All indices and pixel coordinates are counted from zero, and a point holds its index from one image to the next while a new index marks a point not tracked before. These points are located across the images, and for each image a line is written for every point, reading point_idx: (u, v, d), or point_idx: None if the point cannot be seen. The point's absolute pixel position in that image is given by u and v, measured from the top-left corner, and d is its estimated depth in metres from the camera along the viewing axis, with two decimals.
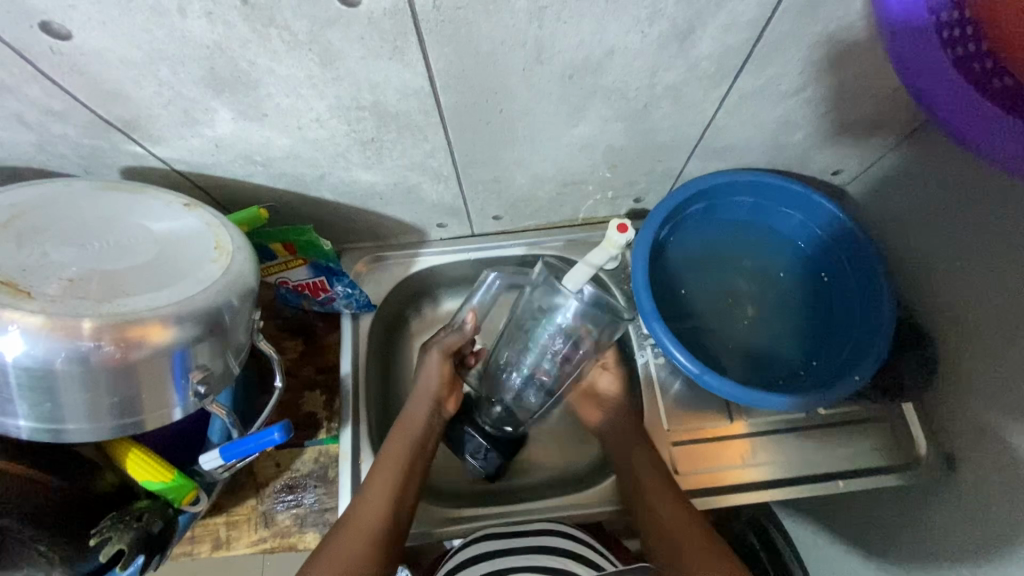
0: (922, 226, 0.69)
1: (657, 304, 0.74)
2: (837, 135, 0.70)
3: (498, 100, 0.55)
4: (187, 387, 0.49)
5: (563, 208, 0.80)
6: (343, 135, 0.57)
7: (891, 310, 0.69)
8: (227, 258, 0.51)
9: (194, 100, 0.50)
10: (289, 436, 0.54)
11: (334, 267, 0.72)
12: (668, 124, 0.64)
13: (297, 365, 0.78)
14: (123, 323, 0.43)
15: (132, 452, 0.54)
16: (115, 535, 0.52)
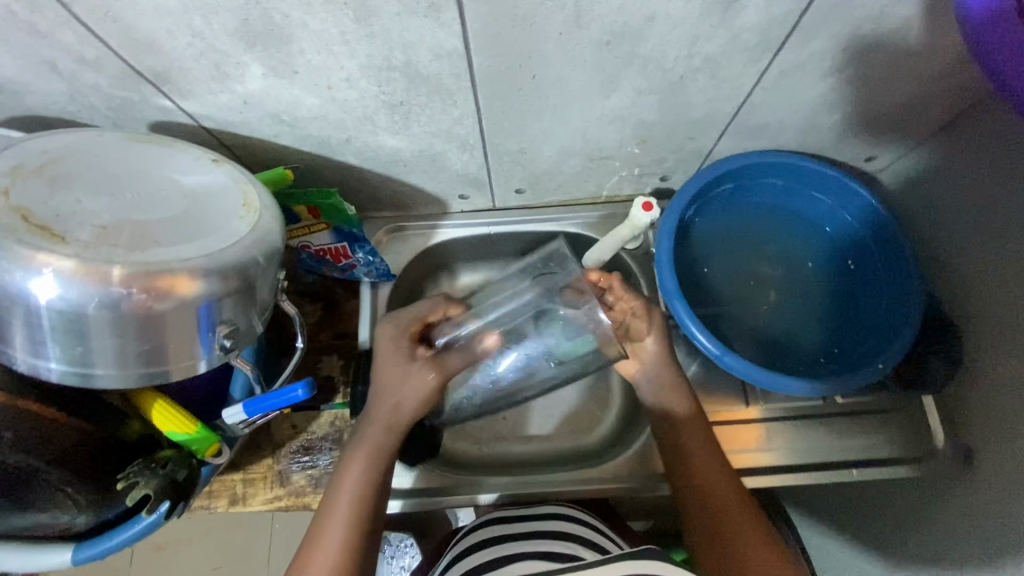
0: (957, 215, 0.68)
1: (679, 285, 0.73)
2: (875, 118, 0.68)
3: (532, 66, 0.54)
4: (213, 341, 0.49)
5: (587, 183, 0.79)
6: (372, 96, 0.56)
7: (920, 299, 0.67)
8: (254, 215, 0.51)
9: (226, 53, 0.50)
10: (311, 393, 0.54)
11: (357, 233, 0.71)
12: (703, 99, 0.62)
13: (316, 330, 0.79)
14: (154, 272, 0.44)
15: (157, 403, 0.55)
16: (142, 480, 0.54)
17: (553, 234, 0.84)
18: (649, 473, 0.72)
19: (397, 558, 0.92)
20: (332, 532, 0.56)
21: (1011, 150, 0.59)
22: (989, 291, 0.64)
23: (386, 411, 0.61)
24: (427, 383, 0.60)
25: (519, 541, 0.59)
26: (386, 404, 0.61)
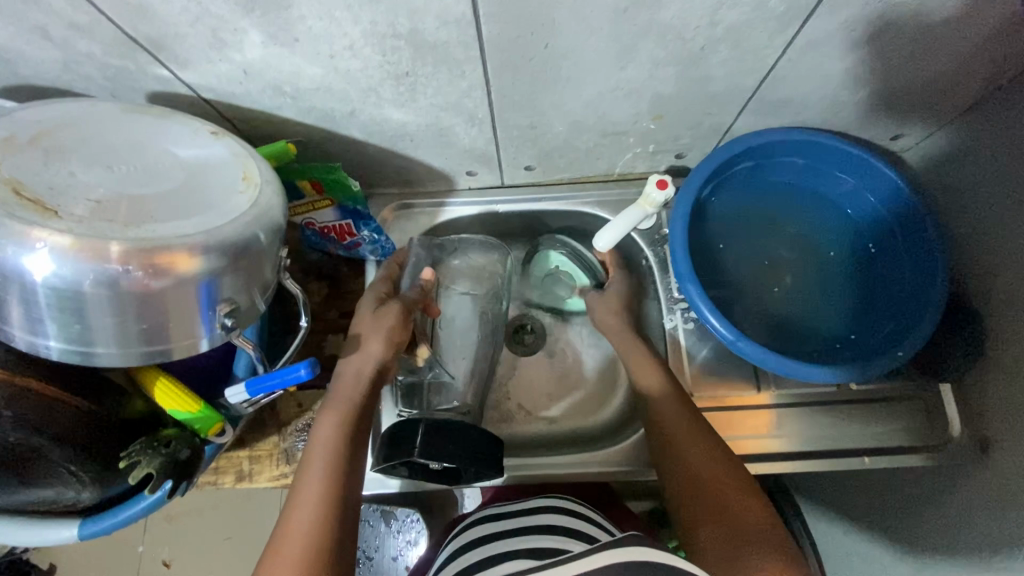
0: (987, 195, 0.65)
1: (693, 267, 0.71)
2: (905, 93, 0.65)
3: (544, 34, 0.51)
4: (214, 320, 0.48)
5: (599, 161, 0.76)
6: (376, 66, 0.54)
7: (945, 284, 0.64)
8: (255, 190, 0.49)
9: (224, 19, 0.48)
10: (315, 373, 0.53)
11: (361, 211, 0.70)
12: (724, 72, 0.59)
13: (321, 309, 0.78)
14: (152, 249, 0.43)
15: (159, 383, 0.54)
16: (144, 459, 0.54)
17: (563, 213, 0.82)
18: None
19: (402, 532, 0.92)
20: (305, 496, 0.53)
21: None
22: (1017, 277, 0.61)
23: (351, 375, 0.61)
24: (394, 322, 0.63)
25: (524, 538, 0.58)
26: (355, 360, 0.62)
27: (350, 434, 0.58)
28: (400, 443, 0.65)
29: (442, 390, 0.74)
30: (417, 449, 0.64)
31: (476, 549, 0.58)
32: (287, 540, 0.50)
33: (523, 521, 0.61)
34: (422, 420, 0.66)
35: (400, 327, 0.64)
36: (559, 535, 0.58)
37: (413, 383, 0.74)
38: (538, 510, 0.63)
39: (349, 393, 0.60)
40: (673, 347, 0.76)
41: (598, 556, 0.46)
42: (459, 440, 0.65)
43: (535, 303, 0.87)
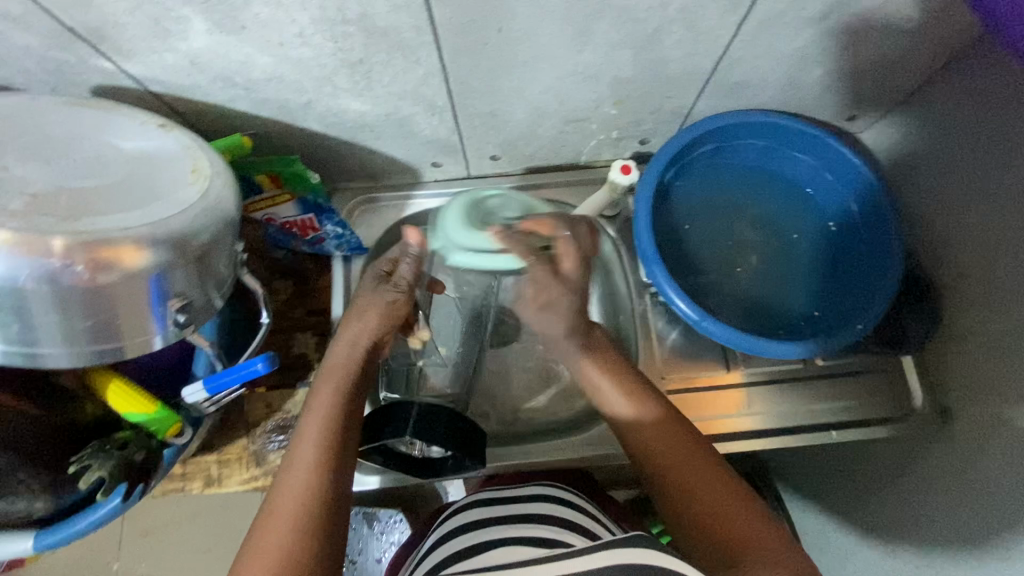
0: (940, 171, 0.66)
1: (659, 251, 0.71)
2: (856, 73, 0.66)
3: (497, 17, 0.51)
4: (167, 315, 0.47)
5: (564, 148, 0.76)
6: (329, 54, 0.53)
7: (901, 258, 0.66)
8: (204, 181, 0.48)
9: (164, 6, 0.46)
10: (274, 368, 0.52)
11: (324, 204, 0.69)
12: (680, 53, 0.60)
13: (288, 307, 0.77)
14: (94, 243, 0.41)
15: (111, 384, 0.52)
16: (95, 463, 0.52)
17: None
18: None
19: (385, 534, 0.91)
20: (297, 467, 0.49)
21: (1003, 99, 0.57)
22: (969, 250, 0.63)
23: (345, 346, 0.58)
24: (392, 300, 0.61)
25: (499, 526, 0.57)
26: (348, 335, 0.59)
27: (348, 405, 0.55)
28: (390, 424, 0.64)
29: (440, 374, 0.78)
30: (407, 431, 0.63)
31: (458, 537, 0.58)
32: (280, 510, 0.47)
33: (506, 509, 0.61)
34: (415, 404, 0.65)
35: (398, 304, 0.61)
36: (541, 521, 0.58)
37: (403, 370, 0.77)
38: (521, 498, 0.63)
39: (341, 364, 0.57)
40: (644, 331, 0.76)
41: (578, 560, 0.46)
42: (451, 424, 0.65)
43: None
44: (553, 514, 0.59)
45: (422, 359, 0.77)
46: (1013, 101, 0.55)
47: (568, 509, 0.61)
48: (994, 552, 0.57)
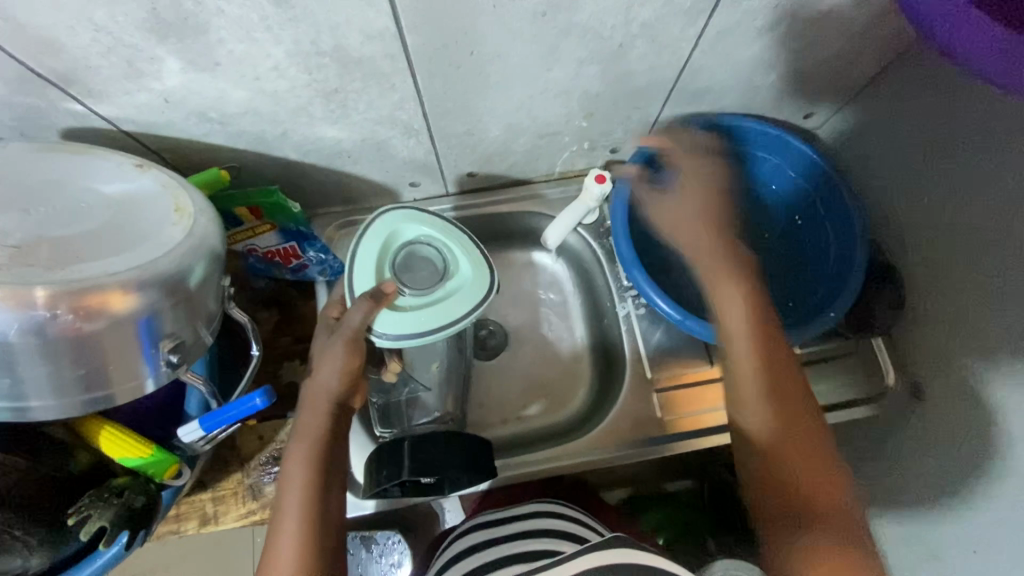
0: (891, 163, 0.71)
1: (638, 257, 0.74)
2: (810, 75, 0.70)
3: (469, 42, 0.52)
4: (158, 357, 0.46)
5: (539, 161, 0.78)
6: (304, 85, 0.54)
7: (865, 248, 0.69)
8: (188, 220, 0.48)
9: (137, 48, 0.46)
10: (272, 400, 0.51)
11: (305, 232, 0.69)
12: (645, 66, 0.62)
13: (274, 336, 0.76)
14: (81, 291, 0.41)
15: (104, 431, 0.51)
16: (96, 513, 0.51)
17: (510, 215, 0.83)
18: (625, 439, 0.74)
19: (385, 556, 0.88)
20: (283, 540, 0.50)
21: (948, 92, 0.61)
22: (926, 235, 0.67)
23: (310, 405, 0.56)
24: (347, 350, 0.54)
25: (523, 541, 0.58)
26: (311, 390, 0.56)
27: (324, 467, 0.54)
28: (387, 466, 0.64)
29: (422, 403, 0.71)
30: (406, 469, 0.63)
31: (480, 552, 0.58)
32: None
33: (510, 527, 0.61)
34: (405, 440, 0.65)
35: (353, 355, 0.55)
36: (549, 536, 0.59)
37: (388, 403, 0.70)
38: (524, 515, 0.64)
39: (313, 423, 0.56)
40: (629, 333, 0.78)
41: (587, 558, 0.47)
42: (447, 449, 0.65)
43: (493, 306, 0.88)
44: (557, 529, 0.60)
45: (405, 390, 0.69)
46: (955, 94, 0.60)
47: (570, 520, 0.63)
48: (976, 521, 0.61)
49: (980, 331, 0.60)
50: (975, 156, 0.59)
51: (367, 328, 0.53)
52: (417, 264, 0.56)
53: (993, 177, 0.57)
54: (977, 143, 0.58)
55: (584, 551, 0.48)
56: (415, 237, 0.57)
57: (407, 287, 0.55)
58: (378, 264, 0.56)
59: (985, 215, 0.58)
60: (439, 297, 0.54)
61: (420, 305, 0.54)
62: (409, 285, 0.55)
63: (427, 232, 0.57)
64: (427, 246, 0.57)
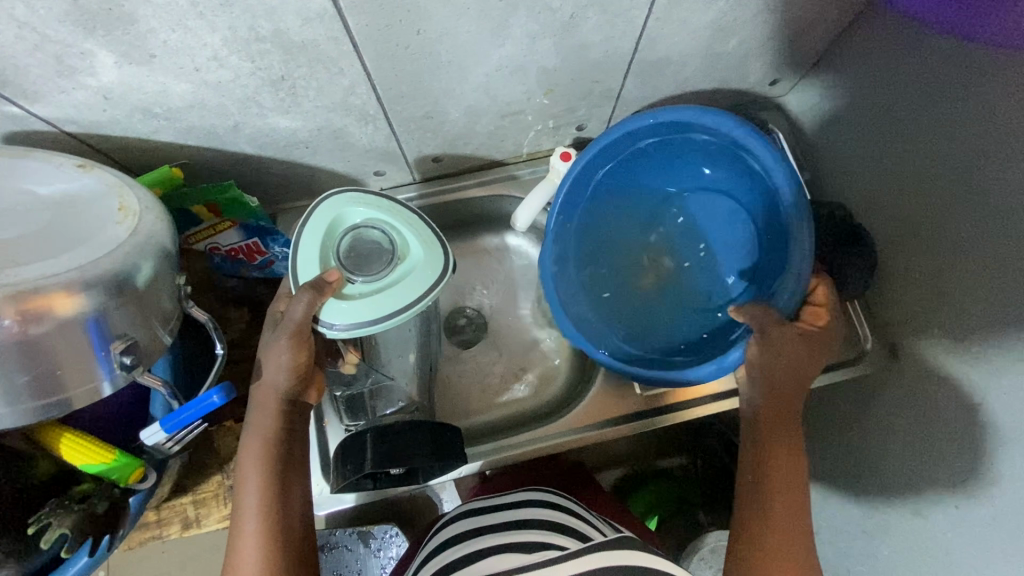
0: (863, 125, 0.70)
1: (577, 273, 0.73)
2: (771, 38, 0.69)
3: (414, 20, 0.51)
4: (111, 359, 0.46)
5: (504, 142, 0.77)
6: (248, 74, 0.52)
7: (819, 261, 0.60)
8: (133, 218, 0.46)
9: (65, 43, 0.45)
10: (231, 397, 0.51)
11: (267, 226, 0.69)
12: (599, 38, 0.61)
13: (246, 335, 0.76)
14: (20, 295, 0.40)
15: (65, 438, 0.53)
16: (55, 520, 0.53)
17: (478, 200, 0.82)
18: (603, 418, 0.74)
19: (383, 550, 0.86)
20: (247, 536, 0.50)
21: (922, 44, 0.60)
22: (895, 196, 0.67)
23: (263, 403, 0.56)
24: (293, 343, 0.53)
25: (518, 528, 0.56)
26: (264, 388, 0.56)
27: (285, 462, 0.54)
28: (351, 460, 0.64)
29: (387, 393, 0.71)
30: (369, 461, 0.63)
31: (470, 538, 0.56)
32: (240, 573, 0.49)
33: (510, 514, 0.59)
34: (367, 432, 0.65)
35: (299, 347, 0.54)
36: (545, 523, 0.57)
37: (353, 395, 0.70)
38: (524, 502, 0.62)
39: (267, 420, 0.55)
40: None
41: (590, 558, 0.48)
42: (412, 438, 0.66)
43: (469, 293, 0.87)
44: (550, 515, 0.59)
45: (368, 381, 0.69)
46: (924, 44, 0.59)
47: (556, 505, 0.62)
48: (956, 479, 0.61)
49: (949, 284, 0.61)
50: (945, 106, 0.58)
51: (316, 318, 0.53)
52: (366, 250, 0.55)
53: (967, 128, 0.56)
54: (952, 97, 0.57)
55: (589, 553, 0.48)
56: (361, 221, 0.56)
57: (356, 275, 0.55)
58: (323, 253, 0.55)
59: (958, 169, 0.58)
60: (390, 282, 0.54)
61: (369, 293, 0.54)
62: (358, 272, 0.55)
63: (372, 215, 0.56)
64: (373, 230, 0.56)
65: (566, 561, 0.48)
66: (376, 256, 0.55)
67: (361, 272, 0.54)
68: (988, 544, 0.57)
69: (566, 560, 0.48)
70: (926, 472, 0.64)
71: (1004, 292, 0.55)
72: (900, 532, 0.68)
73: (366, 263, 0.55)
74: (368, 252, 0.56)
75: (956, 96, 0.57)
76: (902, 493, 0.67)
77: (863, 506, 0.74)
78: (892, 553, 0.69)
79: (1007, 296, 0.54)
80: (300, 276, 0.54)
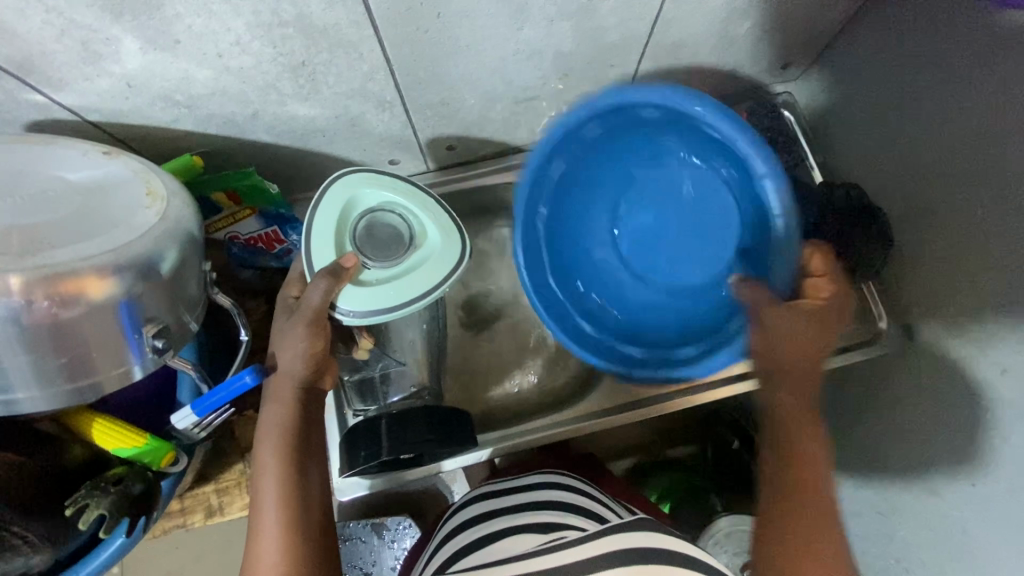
0: (877, 105, 0.70)
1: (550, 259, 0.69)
2: (785, 19, 0.69)
3: (434, 3, 0.51)
4: (142, 343, 0.46)
5: (518, 129, 0.77)
6: (270, 60, 0.53)
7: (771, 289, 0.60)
8: (161, 203, 0.47)
9: (91, 28, 0.45)
10: (262, 377, 0.51)
11: (286, 214, 0.70)
12: (616, 20, 0.61)
13: (264, 325, 0.76)
14: (55, 277, 0.41)
15: (97, 423, 0.54)
16: (94, 502, 0.54)
17: (492, 189, 0.83)
18: (624, 404, 0.74)
19: (397, 541, 0.87)
20: (265, 529, 0.49)
21: (938, 21, 0.60)
22: (909, 173, 0.67)
23: (276, 394, 0.54)
24: (309, 330, 0.53)
25: (538, 511, 0.56)
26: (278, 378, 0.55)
27: (300, 451, 0.52)
28: (364, 446, 0.65)
29: (400, 378, 0.71)
30: (384, 446, 0.64)
31: (499, 517, 0.56)
32: (260, 565, 0.47)
33: (530, 496, 0.59)
34: (381, 418, 0.66)
35: (317, 335, 0.53)
36: (562, 508, 0.56)
37: (363, 378, 0.70)
38: (544, 485, 0.61)
39: (279, 411, 0.54)
40: None
41: (605, 541, 0.46)
42: (424, 424, 0.67)
43: (483, 281, 0.88)
44: (569, 501, 0.58)
45: (378, 367, 0.69)
46: (945, 19, 0.59)
47: (573, 491, 0.61)
48: (968, 451, 0.61)
49: (966, 264, 0.61)
50: (964, 82, 0.58)
51: (333, 306, 0.54)
52: (381, 233, 0.56)
53: (989, 105, 0.56)
54: (972, 72, 0.57)
55: (604, 536, 0.46)
56: (374, 205, 0.57)
57: (371, 260, 0.55)
58: (338, 238, 0.55)
59: (974, 146, 0.58)
60: (408, 267, 0.55)
61: (384, 281, 0.55)
62: (374, 259, 0.55)
63: (385, 200, 0.57)
64: (388, 214, 0.57)
65: (578, 544, 0.46)
66: (389, 240, 0.56)
67: (377, 257, 0.55)
68: (1006, 520, 0.57)
69: (574, 543, 0.46)
70: (944, 450, 0.64)
71: (1020, 267, 0.55)
72: (916, 511, 0.68)
73: (379, 248, 0.56)
74: (386, 235, 0.56)
75: (979, 73, 0.56)
76: (919, 471, 0.68)
77: (879, 486, 0.74)
78: (908, 532, 0.69)
79: (1022, 270, 0.54)
80: (315, 262, 0.54)
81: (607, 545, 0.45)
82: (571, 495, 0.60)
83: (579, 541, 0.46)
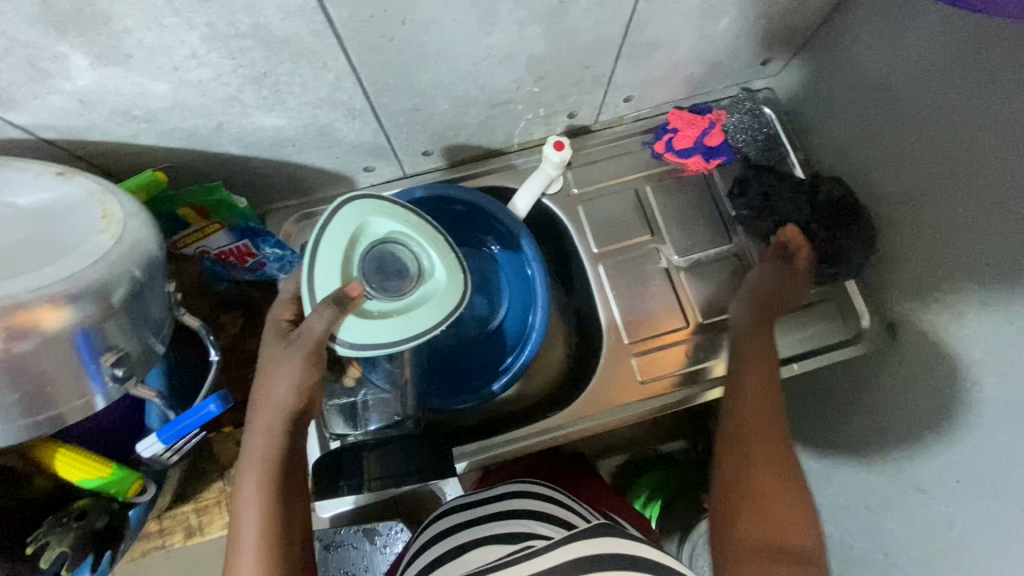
0: (856, 101, 0.69)
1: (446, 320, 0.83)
2: (763, 16, 0.67)
3: (398, 10, 0.49)
4: (103, 371, 0.45)
5: (495, 133, 0.76)
6: (230, 72, 0.51)
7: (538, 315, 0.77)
8: (116, 226, 0.44)
9: (37, 46, 0.43)
10: (228, 404, 0.51)
11: (257, 227, 0.68)
12: (589, 22, 0.59)
13: (240, 339, 0.75)
14: (3, 310, 0.39)
15: (59, 454, 0.53)
16: (55, 539, 0.54)
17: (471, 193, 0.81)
18: (607, 407, 0.75)
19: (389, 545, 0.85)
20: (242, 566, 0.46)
21: (916, 17, 0.59)
22: (888, 171, 0.67)
23: (263, 423, 0.50)
24: (307, 361, 0.48)
25: (506, 519, 0.54)
26: (264, 406, 0.50)
27: (285, 484, 0.49)
28: (345, 475, 0.64)
29: (383, 406, 0.68)
30: (365, 475, 0.63)
31: (473, 526, 0.54)
32: None
33: (503, 503, 0.58)
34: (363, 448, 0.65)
35: (313, 367, 0.49)
36: (534, 517, 0.55)
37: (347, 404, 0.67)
38: (519, 493, 0.59)
39: (266, 440, 0.50)
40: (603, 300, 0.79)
41: (563, 551, 0.44)
42: (410, 453, 0.65)
43: None
44: (540, 508, 0.57)
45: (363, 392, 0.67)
46: (923, 15, 0.58)
47: (547, 499, 0.60)
48: (950, 450, 0.61)
49: (946, 263, 0.60)
50: (942, 79, 0.57)
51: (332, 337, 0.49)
52: (389, 264, 0.51)
53: (968, 103, 0.55)
54: (951, 70, 0.56)
55: (559, 545, 0.45)
56: (387, 234, 0.51)
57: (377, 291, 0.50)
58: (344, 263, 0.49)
59: (954, 145, 0.57)
60: (413, 302, 0.50)
61: (392, 309, 0.50)
62: (375, 291, 0.50)
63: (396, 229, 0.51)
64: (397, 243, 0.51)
65: (538, 555, 0.44)
66: (397, 271, 0.51)
67: (378, 288, 0.50)
68: (988, 517, 0.57)
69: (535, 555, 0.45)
70: (925, 447, 0.64)
71: (998, 266, 0.54)
72: (899, 508, 0.68)
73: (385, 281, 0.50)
74: (390, 269, 0.51)
75: (957, 70, 0.55)
76: (901, 468, 0.68)
77: (863, 482, 0.74)
78: (893, 528, 0.69)
79: (1001, 270, 0.54)
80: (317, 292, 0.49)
81: (567, 555, 0.44)
82: (546, 502, 0.59)
83: (539, 552, 0.45)
